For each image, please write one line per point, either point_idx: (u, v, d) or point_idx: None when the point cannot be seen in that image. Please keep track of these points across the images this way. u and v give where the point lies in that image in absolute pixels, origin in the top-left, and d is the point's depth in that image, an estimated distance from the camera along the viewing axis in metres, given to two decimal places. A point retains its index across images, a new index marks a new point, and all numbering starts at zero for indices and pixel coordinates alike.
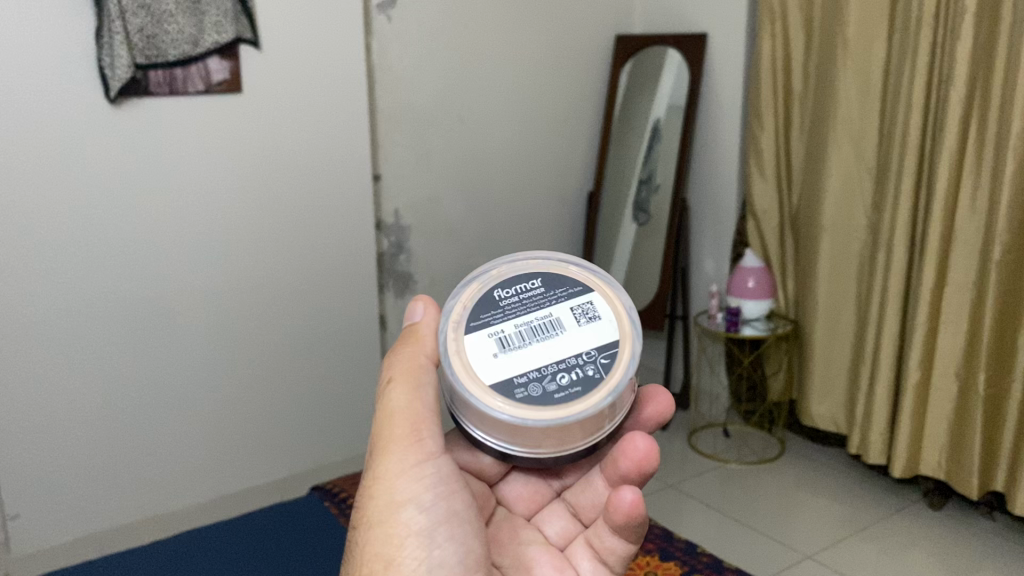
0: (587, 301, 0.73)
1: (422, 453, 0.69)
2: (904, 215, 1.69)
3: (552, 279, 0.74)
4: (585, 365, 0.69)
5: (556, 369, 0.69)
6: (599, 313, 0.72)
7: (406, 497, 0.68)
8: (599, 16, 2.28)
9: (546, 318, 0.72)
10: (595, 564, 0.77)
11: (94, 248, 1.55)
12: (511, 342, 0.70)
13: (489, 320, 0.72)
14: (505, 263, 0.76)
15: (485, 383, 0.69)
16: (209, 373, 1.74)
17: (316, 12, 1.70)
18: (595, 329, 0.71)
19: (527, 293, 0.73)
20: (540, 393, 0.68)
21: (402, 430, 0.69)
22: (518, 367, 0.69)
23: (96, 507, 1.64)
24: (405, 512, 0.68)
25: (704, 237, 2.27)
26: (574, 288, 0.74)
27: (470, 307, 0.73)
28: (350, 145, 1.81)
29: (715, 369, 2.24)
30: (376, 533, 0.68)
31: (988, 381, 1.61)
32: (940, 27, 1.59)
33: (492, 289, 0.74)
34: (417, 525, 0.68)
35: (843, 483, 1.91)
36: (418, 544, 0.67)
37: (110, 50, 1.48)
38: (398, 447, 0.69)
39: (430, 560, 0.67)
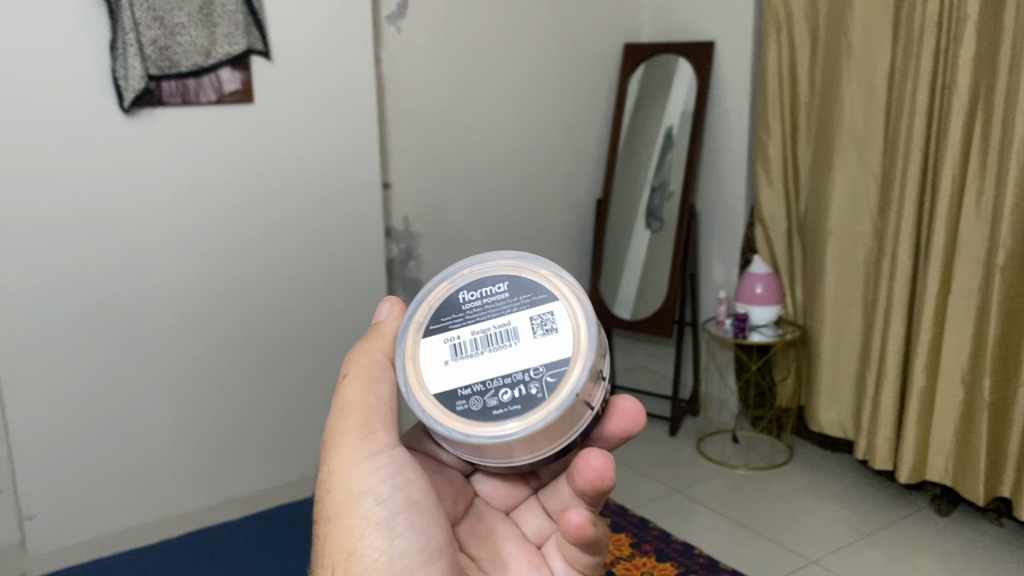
0: (548, 310, 0.73)
1: (374, 443, 0.74)
2: (908, 222, 1.69)
3: (520, 284, 0.75)
4: (530, 381, 0.71)
5: (500, 384, 0.71)
6: (556, 325, 0.72)
7: (362, 489, 0.73)
8: (607, 26, 2.31)
9: (502, 328, 0.73)
10: (567, 566, 0.82)
11: (109, 254, 1.59)
12: (463, 349, 0.73)
13: (448, 324, 0.75)
14: (479, 263, 0.78)
15: (431, 393, 0.73)
16: (221, 378, 1.77)
17: (327, 24, 1.74)
18: (548, 344, 0.72)
19: (491, 298, 0.75)
20: (479, 407, 0.71)
21: (354, 423, 0.74)
22: (463, 379, 0.72)
23: (110, 509, 1.68)
24: (363, 502, 0.72)
25: (713, 244, 2.28)
26: (539, 295, 0.74)
27: (433, 308, 0.76)
28: (361, 153, 1.85)
29: (724, 375, 2.26)
30: (339, 525, 0.73)
31: (994, 387, 1.60)
32: (943, 33, 1.60)
33: (459, 290, 0.76)
34: (376, 514, 0.72)
35: (851, 489, 1.91)
36: (377, 532, 0.72)
37: (124, 61, 1.52)
38: (351, 441, 0.73)
39: (391, 546, 0.71)
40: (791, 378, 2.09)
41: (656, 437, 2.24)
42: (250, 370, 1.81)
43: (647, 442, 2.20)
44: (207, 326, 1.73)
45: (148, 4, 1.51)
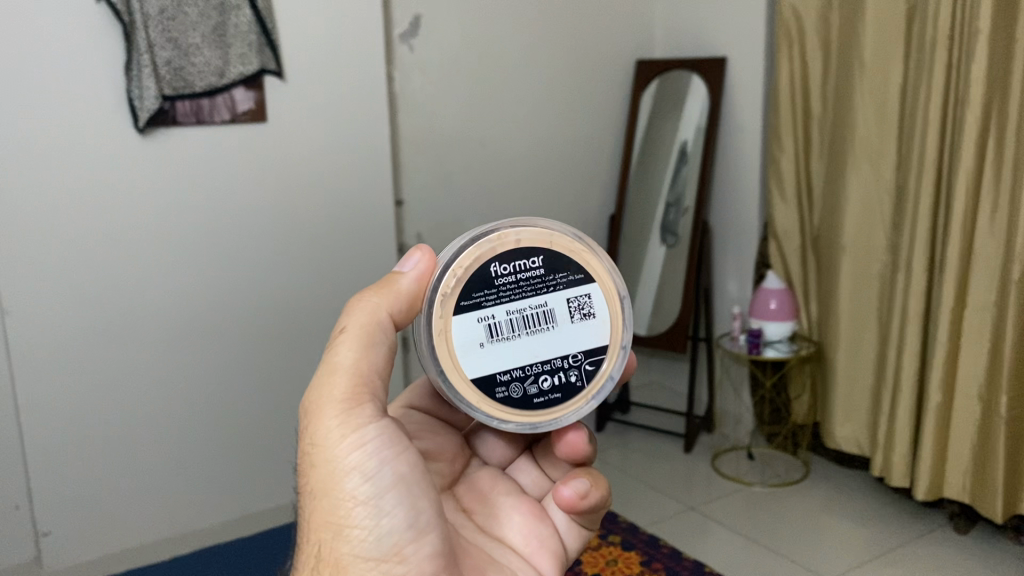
0: (585, 294, 0.80)
1: (360, 421, 0.73)
2: (923, 236, 1.68)
3: (554, 260, 0.80)
4: (570, 370, 0.80)
5: (539, 371, 0.79)
6: (592, 311, 0.80)
7: (348, 468, 0.73)
8: (619, 43, 2.32)
9: (540, 310, 0.79)
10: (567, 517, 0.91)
11: (124, 273, 1.60)
12: (500, 330, 0.78)
13: (482, 302, 0.78)
14: (510, 230, 0.80)
15: (468, 377, 0.78)
16: (236, 394, 1.78)
17: (339, 43, 1.76)
18: (583, 330, 0.80)
19: (526, 276, 0.79)
20: (520, 394, 0.79)
21: (340, 398, 0.73)
22: (502, 364, 0.78)
23: (125, 525, 1.69)
24: (351, 482, 0.73)
25: (727, 259, 2.27)
26: (575, 276, 0.80)
27: (464, 282, 0.78)
28: (373, 170, 1.86)
29: (740, 391, 2.26)
30: (326, 502, 0.74)
31: (1011, 403, 1.58)
32: (955, 48, 1.59)
33: (491, 263, 0.78)
34: (363, 493, 0.73)
35: (868, 506, 1.89)
36: (365, 511, 0.73)
37: (139, 82, 1.54)
38: (336, 417, 0.72)
39: (379, 524, 0.73)
40: (806, 395, 2.07)
41: (670, 453, 2.23)
42: (264, 387, 1.82)
43: (662, 458, 2.20)
44: (221, 343, 1.74)
45: (162, 25, 1.53)
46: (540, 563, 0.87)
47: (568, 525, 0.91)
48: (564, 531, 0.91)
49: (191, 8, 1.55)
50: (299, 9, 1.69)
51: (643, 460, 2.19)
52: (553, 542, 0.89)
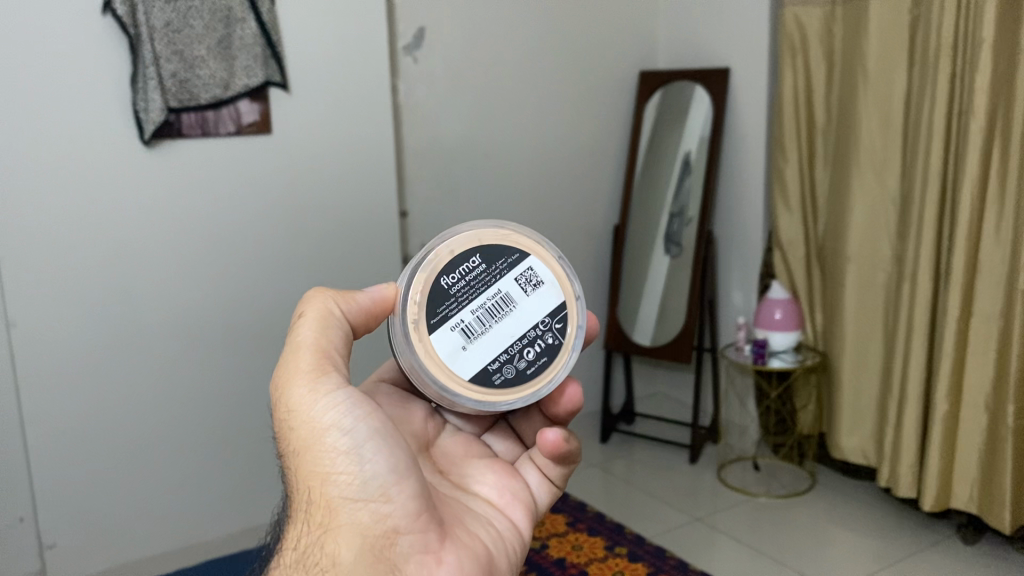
0: (527, 267, 0.82)
1: (328, 376, 0.74)
2: (927, 246, 1.68)
3: (489, 252, 0.82)
4: (544, 334, 0.81)
5: (520, 346, 0.80)
6: (539, 277, 0.82)
7: (324, 424, 0.73)
8: (622, 55, 2.32)
9: (496, 297, 0.80)
10: (540, 477, 0.89)
11: (131, 285, 1.61)
12: (473, 329, 0.79)
13: (446, 313, 0.80)
14: (440, 245, 0.82)
15: (464, 377, 0.79)
16: (240, 406, 1.78)
17: (345, 56, 1.76)
18: (541, 297, 0.81)
19: (473, 274, 0.81)
20: (513, 372, 0.80)
21: (307, 361, 0.74)
22: (489, 354, 0.79)
23: (129, 537, 1.68)
24: (328, 434, 0.73)
25: (731, 270, 2.27)
26: (511, 257, 0.82)
27: (425, 301, 0.80)
28: (379, 182, 1.86)
29: (745, 403, 2.25)
30: (307, 458, 0.74)
31: (1018, 413, 1.57)
32: (959, 59, 1.59)
33: (439, 279, 0.81)
34: (343, 445, 0.73)
35: (875, 517, 1.88)
36: (346, 460, 0.73)
37: (144, 95, 1.55)
38: (307, 380, 0.74)
39: (361, 469, 0.73)
40: (812, 404, 2.08)
41: (675, 464, 2.23)
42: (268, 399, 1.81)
43: (667, 469, 2.19)
44: (227, 355, 1.74)
45: (168, 38, 1.54)
46: (515, 515, 0.84)
47: (542, 484, 0.89)
48: (538, 490, 0.88)
49: (197, 20, 1.56)
50: (304, 22, 1.70)
51: (648, 471, 2.18)
52: (526, 497, 0.87)
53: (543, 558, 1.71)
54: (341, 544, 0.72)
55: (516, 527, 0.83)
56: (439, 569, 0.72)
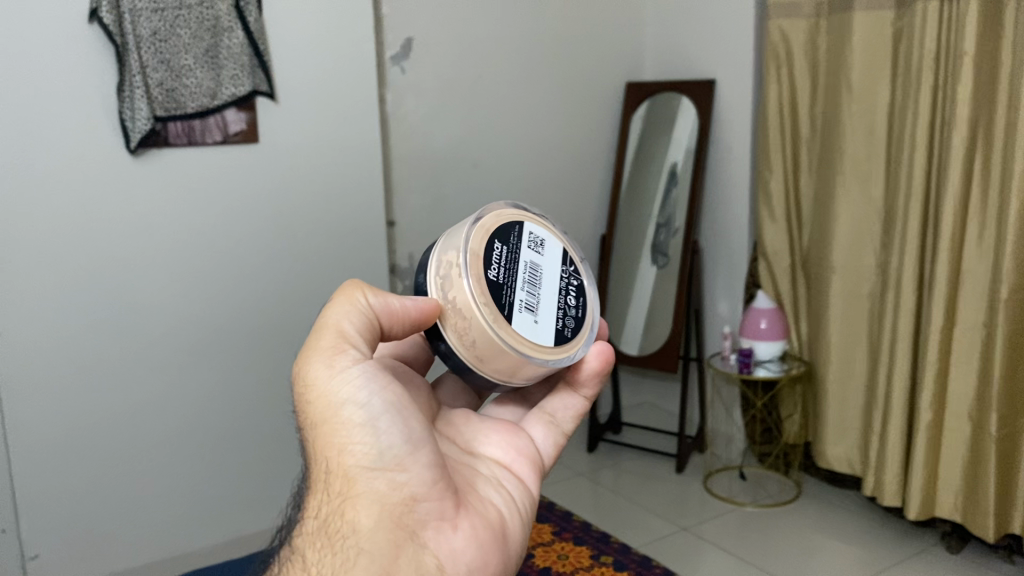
0: (528, 234, 0.82)
1: (344, 347, 0.69)
2: (911, 257, 1.69)
3: (500, 233, 0.79)
4: (569, 280, 0.84)
5: (563, 297, 0.82)
6: (538, 237, 0.83)
7: (338, 398, 0.68)
8: (609, 66, 2.34)
9: (528, 268, 0.80)
10: (548, 428, 0.86)
11: (117, 294, 1.60)
12: (534, 303, 0.78)
13: (510, 299, 0.76)
14: (461, 246, 0.76)
15: (548, 343, 0.78)
16: (225, 417, 1.77)
17: (331, 65, 1.77)
18: (550, 251, 0.83)
19: (504, 258, 0.78)
20: (571, 323, 0.81)
21: (329, 334, 0.69)
22: (554, 315, 0.79)
23: (113, 549, 1.67)
24: (341, 402, 0.68)
25: (718, 279, 2.28)
26: (515, 230, 0.81)
27: (489, 295, 0.75)
28: (366, 193, 1.86)
29: (731, 412, 2.27)
30: (321, 431, 0.69)
31: (1001, 421, 1.59)
32: (940, 72, 1.61)
33: (487, 274, 0.75)
34: (359, 417, 0.68)
35: (861, 526, 1.89)
36: (362, 432, 0.68)
37: (131, 104, 1.54)
38: (324, 358, 0.68)
39: (377, 440, 0.68)
40: (798, 414, 2.08)
41: (662, 473, 2.23)
42: (253, 409, 1.81)
43: (653, 478, 2.19)
44: (212, 365, 1.74)
45: (155, 47, 1.54)
46: (521, 471, 0.81)
47: (548, 437, 0.85)
48: (544, 443, 0.85)
49: (184, 29, 1.56)
50: (291, 33, 1.71)
51: (635, 480, 2.19)
52: (532, 453, 0.83)
53: (528, 567, 1.70)
54: (357, 513, 0.67)
55: (525, 485, 0.80)
56: (454, 537, 0.69)
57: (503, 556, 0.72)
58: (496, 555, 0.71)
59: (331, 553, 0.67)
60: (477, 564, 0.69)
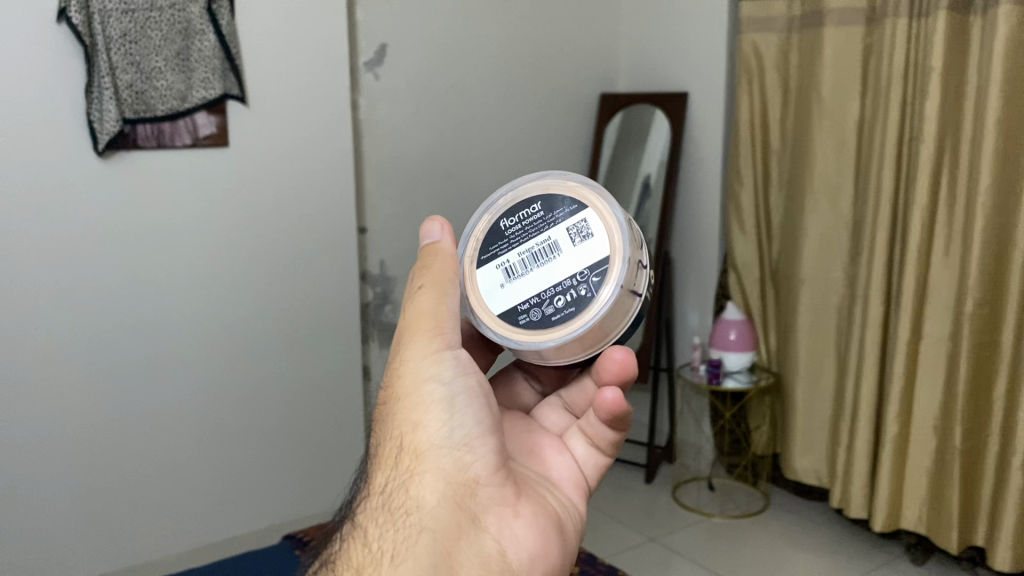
0: (582, 219, 0.77)
1: (430, 328, 0.72)
2: (878, 271, 1.70)
3: (551, 201, 0.79)
4: (578, 285, 0.76)
5: (553, 293, 0.76)
6: (591, 229, 0.77)
7: (425, 376, 0.71)
8: (583, 77, 2.35)
9: (545, 243, 0.78)
10: (589, 448, 0.82)
11: (80, 299, 1.58)
12: (515, 271, 0.78)
13: (497, 252, 0.79)
14: (513, 189, 0.82)
15: (497, 314, 0.78)
16: (191, 423, 1.75)
17: (305, 71, 1.76)
18: (588, 248, 0.76)
19: (528, 220, 0.79)
20: (539, 317, 0.76)
21: (416, 314, 0.73)
22: (521, 295, 0.77)
23: (72, 555, 1.64)
24: (426, 381, 0.71)
25: (689, 290, 2.29)
26: (570, 207, 0.78)
27: (482, 240, 0.81)
28: (338, 200, 1.86)
29: (701, 423, 2.25)
30: (403, 406, 0.71)
31: (966, 435, 1.61)
32: (909, 88, 1.63)
33: (500, 221, 0.81)
34: (440, 395, 0.71)
35: (827, 537, 1.90)
36: (442, 411, 0.70)
37: (99, 105, 1.52)
38: (420, 336, 0.72)
39: (454, 420, 0.70)
40: (766, 425, 2.10)
41: (633, 483, 2.23)
42: (220, 416, 1.79)
43: (623, 488, 2.19)
44: (178, 370, 1.71)
45: (125, 48, 1.53)
46: (567, 492, 0.79)
47: (592, 456, 0.82)
48: (586, 462, 0.82)
49: (155, 31, 1.55)
50: (262, 37, 1.70)
51: (606, 490, 2.18)
52: (574, 474, 0.81)
53: None
54: (424, 490, 0.69)
55: (572, 501, 0.78)
56: (517, 523, 0.70)
57: (562, 549, 0.73)
58: (556, 546, 0.72)
59: (394, 527, 0.69)
60: (539, 553, 0.70)
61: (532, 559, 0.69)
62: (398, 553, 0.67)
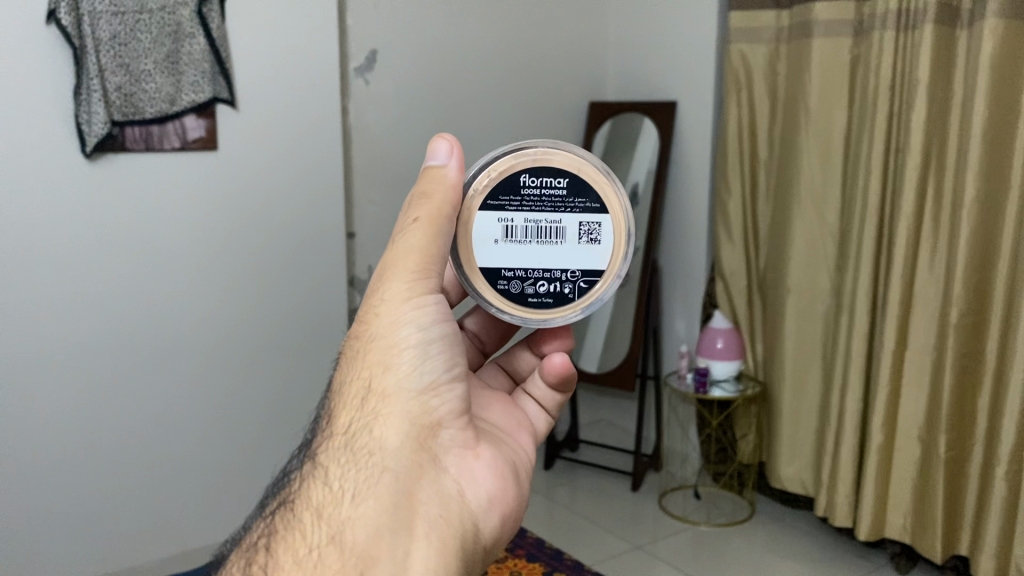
0: (597, 223, 0.81)
1: (412, 268, 0.72)
2: (864, 282, 1.71)
3: (578, 186, 0.81)
4: (565, 282, 0.81)
5: (539, 276, 0.81)
6: (600, 237, 0.82)
7: (400, 316, 0.71)
8: (572, 86, 2.36)
9: (554, 225, 0.81)
10: (538, 407, 0.89)
11: (64, 302, 1.57)
12: (514, 235, 0.80)
13: (506, 205, 0.80)
14: (549, 147, 0.81)
15: (480, 268, 0.81)
16: (176, 429, 1.74)
17: (294, 76, 1.76)
18: (588, 251, 0.81)
19: (548, 192, 0.81)
20: (517, 290, 0.81)
21: (400, 252, 0.73)
22: (508, 263, 0.81)
23: (54, 562, 1.63)
24: (401, 322, 0.70)
25: (676, 299, 2.30)
26: (592, 202, 0.81)
27: (496, 184, 0.80)
28: (326, 205, 1.85)
29: (687, 430, 2.28)
30: (375, 345, 0.71)
31: (949, 444, 1.62)
32: (896, 99, 1.65)
33: (519, 174, 0.80)
34: (414, 338, 0.71)
35: (811, 545, 1.91)
36: (414, 354, 0.70)
37: (87, 106, 1.52)
38: (400, 277, 0.72)
39: (425, 364, 0.70)
40: (752, 434, 2.10)
41: (618, 491, 2.23)
42: (205, 421, 1.78)
43: (609, 496, 2.19)
44: (163, 375, 1.70)
45: (114, 50, 1.53)
46: (522, 438, 0.83)
47: (540, 413, 0.89)
48: (537, 417, 0.88)
49: (145, 34, 1.55)
50: (252, 42, 1.69)
51: (592, 497, 2.18)
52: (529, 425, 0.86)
53: None
54: (388, 431, 0.68)
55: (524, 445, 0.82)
56: (476, 467, 0.72)
57: (518, 492, 0.75)
58: (511, 490, 0.74)
59: (355, 468, 0.68)
60: (496, 494, 0.72)
61: (489, 502, 0.71)
62: (359, 493, 0.66)
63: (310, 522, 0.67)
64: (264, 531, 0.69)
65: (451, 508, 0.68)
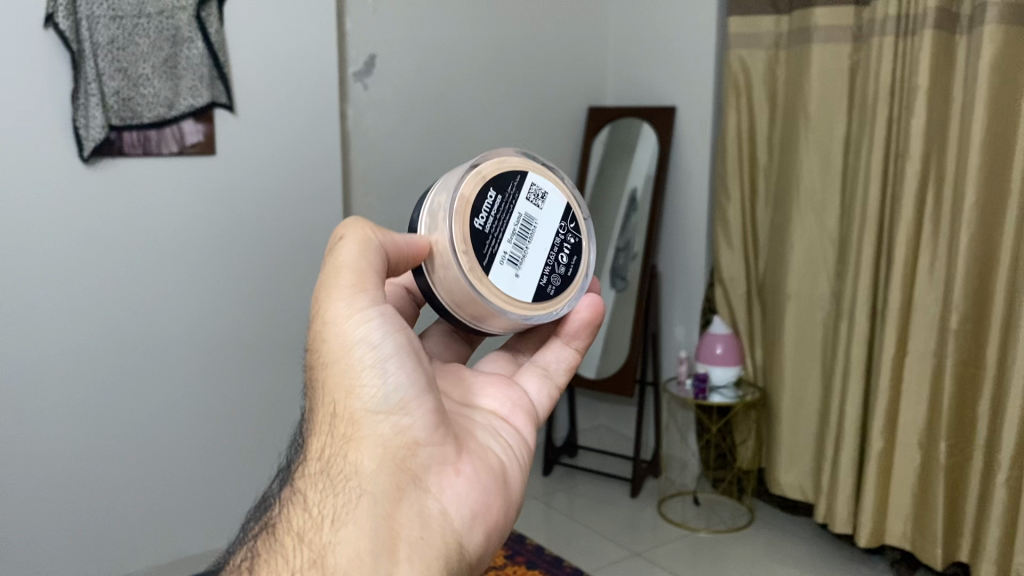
0: (530, 182, 0.84)
1: (350, 286, 0.70)
2: (864, 288, 1.71)
3: (496, 181, 0.82)
4: (566, 236, 0.86)
5: (555, 254, 0.84)
6: (543, 190, 0.85)
7: (350, 338, 0.70)
8: (570, 91, 2.36)
9: (521, 221, 0.82)
10: (542, 381, 0.89)
11: (62, 307, 1.56)
12: (518, 257, 0.81)
13: (492, 250, 0.79)
14: (449, 194, 0.79)
15: (532, 298, 0.81)
16: (173, 434, 1.73)
17: (293, 81, 1.75)
18: (552, 204, 0.85)
19: (496, 208, 0.81)
20: (558, 279, 0.84)
21: (334, 274, 0.71)
22: (539, 269, 0.82)
23: (51, 567, 1.62)
24: (353, 344, 0.70)
25: (676, 304, 2.29)
26: (516, 178, 0.83)
27: (469, 242, 0.78)
28: (325, 210, 1.85)
29: (686, 437, 2.28)
30: (333, 370, 0.71)
31: (950, 450, 1.62)
32: (895, 105, 1.65)
33: (471, 222, 0.79)
34: (370, 358, 0.70)
35: (810, 551, 1.91)
36: (372, 375, 0.70)
37: (85, 111, 1.52)
38: (342, 297, 0.70)
39: (385, 382, 0.70)
40: (752, 439, 2.09)
41: (617, 497, 2.22)
42: (202, 426, 1.77)
43: (609, 502, 2.19)
44: (161, 379, 1.70)
45: (112, 54, 1.52)
46: (518, 421, 0.83)
47: (541, 391, 0.89)
48: (537, 397, 0.88)
49: (143, 38, 1.55)
50: (251, 47, 1.69)
51: (591, 504, 2.18)
52: (527, 406, 0.86)
53: None
54: (362, 455, 0.69)
55: (523, 436, 0.82)
56: (457, 481, 0.71)
57: (504, 498, 0.75)
58: (495, 498, 0.74)
59: (333, 494, 0.69)
60: (479, 505, 0.72)
61: (473, 514, 0.71)
62: (337, 519, 0.67)
63: (292, 546, 0.68)
64: (247, 556, 0.72)
65: (434, 527, 0.68)
